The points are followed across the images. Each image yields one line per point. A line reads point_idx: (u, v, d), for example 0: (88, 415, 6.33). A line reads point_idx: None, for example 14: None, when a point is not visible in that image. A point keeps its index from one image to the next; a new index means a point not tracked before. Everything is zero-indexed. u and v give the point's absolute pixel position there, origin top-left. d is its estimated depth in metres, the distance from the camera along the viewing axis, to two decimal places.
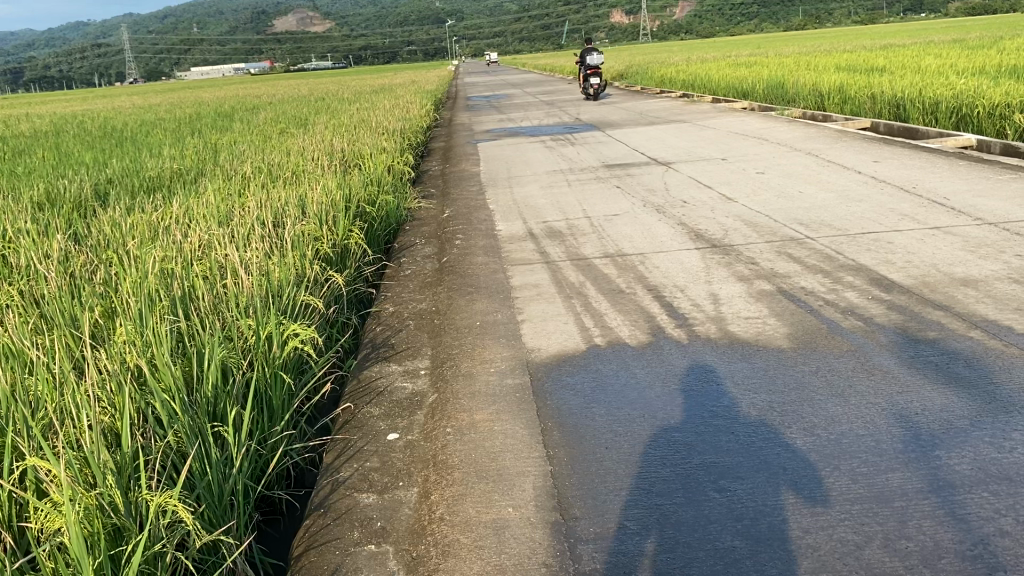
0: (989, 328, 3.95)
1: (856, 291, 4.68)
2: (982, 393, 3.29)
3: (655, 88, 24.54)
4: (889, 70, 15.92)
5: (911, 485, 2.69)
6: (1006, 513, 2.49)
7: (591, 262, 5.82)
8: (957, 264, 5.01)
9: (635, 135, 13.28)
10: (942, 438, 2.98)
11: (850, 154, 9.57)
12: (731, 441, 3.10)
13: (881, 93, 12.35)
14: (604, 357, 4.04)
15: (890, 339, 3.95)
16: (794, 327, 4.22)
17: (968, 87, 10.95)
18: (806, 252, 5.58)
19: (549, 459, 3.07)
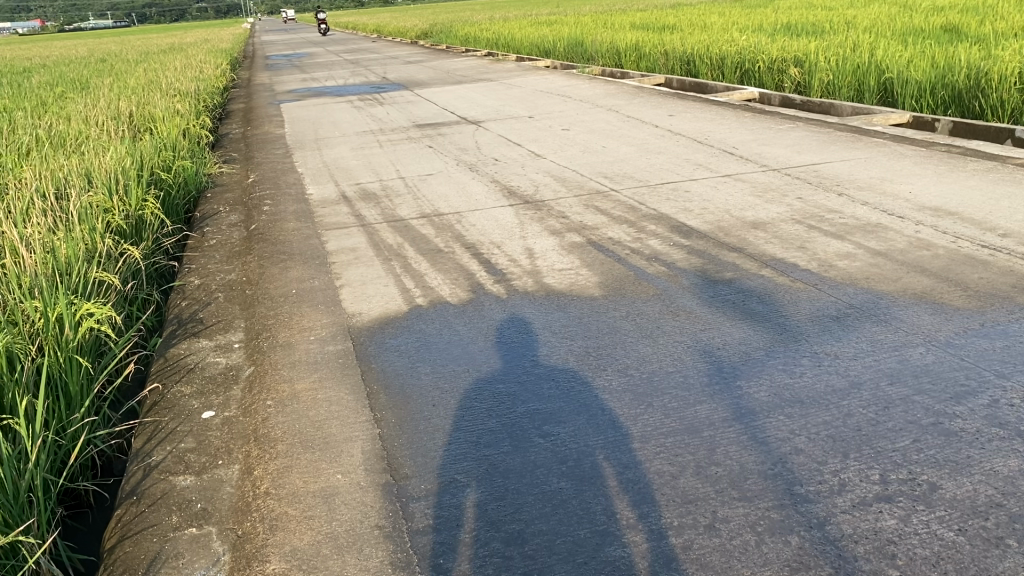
0: (777, 266, 4.27)
1: (660, 239, 4.92)
2: (775, 325, 3.57)
3: (458, 47, 24.47)
4: (677, 28, 16.70)
5: (717, 415, 2.88)
6: (800, 433, 2.73)
7: (407, 223, 5.76)
8: (747, 208, 5.37)
9: (444, 94, 13.21)
10: (742, 369, 3.21)
11: (648, 109, 10.00)
12: (553, 388, 3.19)
13: (673, 51, 12.98)
14: (425, 317, 4.03)
15: (692, 281, 4.19)
16: (605, 276, 4.39)
17: (750, 44, 11.71)
18: (612, 204, 5.79)
19: (376, 423, 3.03)
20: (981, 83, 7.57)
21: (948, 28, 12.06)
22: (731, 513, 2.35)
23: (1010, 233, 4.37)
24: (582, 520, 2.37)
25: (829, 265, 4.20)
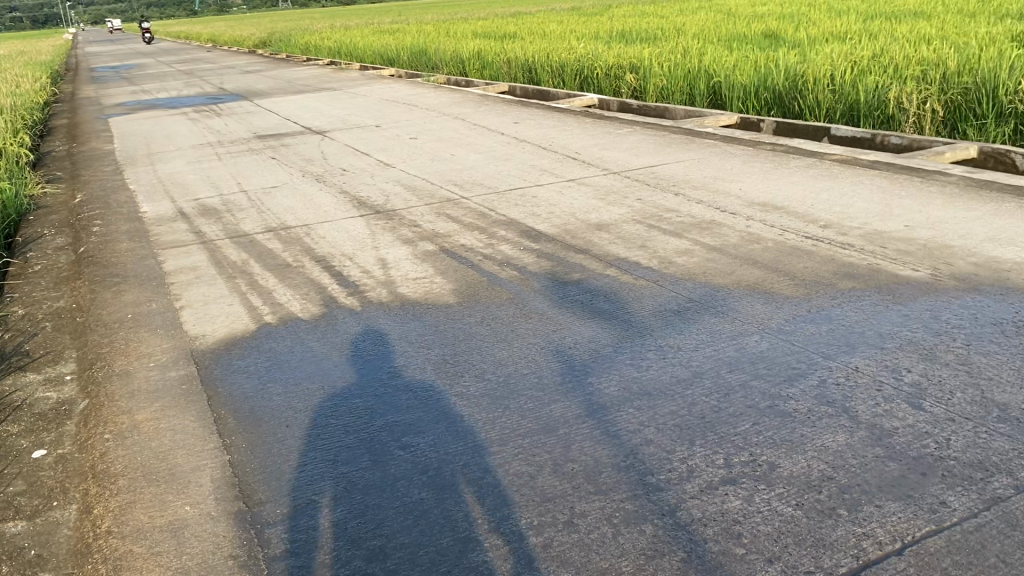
0: (623, 265, 4.42)
1: (510, 243, 4.99)
2: (622, 322, 3.69)
3: (299, 56, 23.93)
4: (518, 36, 17.00)
5: (571, 412, 2.95)
6: (649, 424, 2.83)
7: (252, 238, 5.57)
8: (592, 210, 5.53)
9: (286, 104, 12.89)
10: (593, 366, 3.30)
11: (493, 116, 10.12)
12: (410, 398, 3.17)
13: (516, 59, 13.20)
14: (275, 334, 3.91)
15: (542, 284, 4.27)
16: (457, 283, 4.41)
17: (588, 51, 12.08)
18: (462, 211, 5.82)
19: (226, 448, 2.92)
20: (798, 86, 8.12)
21: (768, 35, 12.87)
22: (588, 508, 2.41)
23: (829, 224, 4.70)
24: (443, 528, 2.36)
25: (669, 262, 4.39)
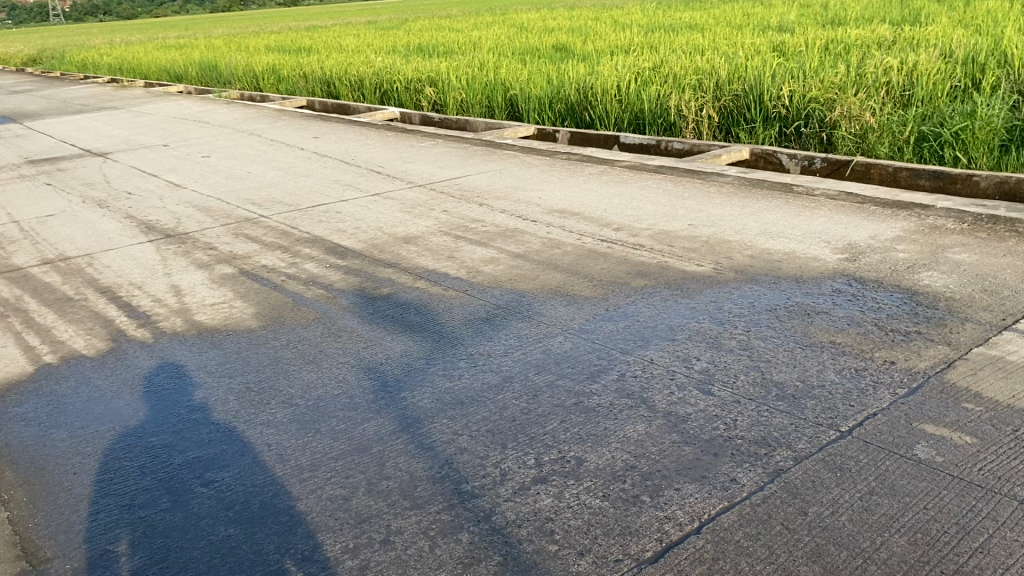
0: (430, 277, 4.44)
1: (314, 261, 4.87)
2: (432, 334, 3.71)
3: (74, 73, 22.25)
4: (312, 50, 16.67)
5: (384, 429, 2.92)
6: (462, 432, 2.85)
7: (27, 271, 5.11)
8: (397, 224, 5.52)
9: (61, 125, 11.94)
10: (404, 380, 3.28)
11: (291, 132, 9.87)
12: (213, 431, 3.02)
13: (312, 74, 12.95)
14: (58, 375, 3.60)
15: (350, 301, 4.21)
16: (261, 305, 4.25)
17: (386, 65, 12.06)
18: (263, 230, 5.63)
19: (4, 505, 2.65)
20: (587, 98, 8.48)
21: (558, 48, 13.38)
22: (404, 524, 2.40)
23: (622, 226, 4.95)
24: (254, 564, 2.27)
25: (476, 271, 4.45)
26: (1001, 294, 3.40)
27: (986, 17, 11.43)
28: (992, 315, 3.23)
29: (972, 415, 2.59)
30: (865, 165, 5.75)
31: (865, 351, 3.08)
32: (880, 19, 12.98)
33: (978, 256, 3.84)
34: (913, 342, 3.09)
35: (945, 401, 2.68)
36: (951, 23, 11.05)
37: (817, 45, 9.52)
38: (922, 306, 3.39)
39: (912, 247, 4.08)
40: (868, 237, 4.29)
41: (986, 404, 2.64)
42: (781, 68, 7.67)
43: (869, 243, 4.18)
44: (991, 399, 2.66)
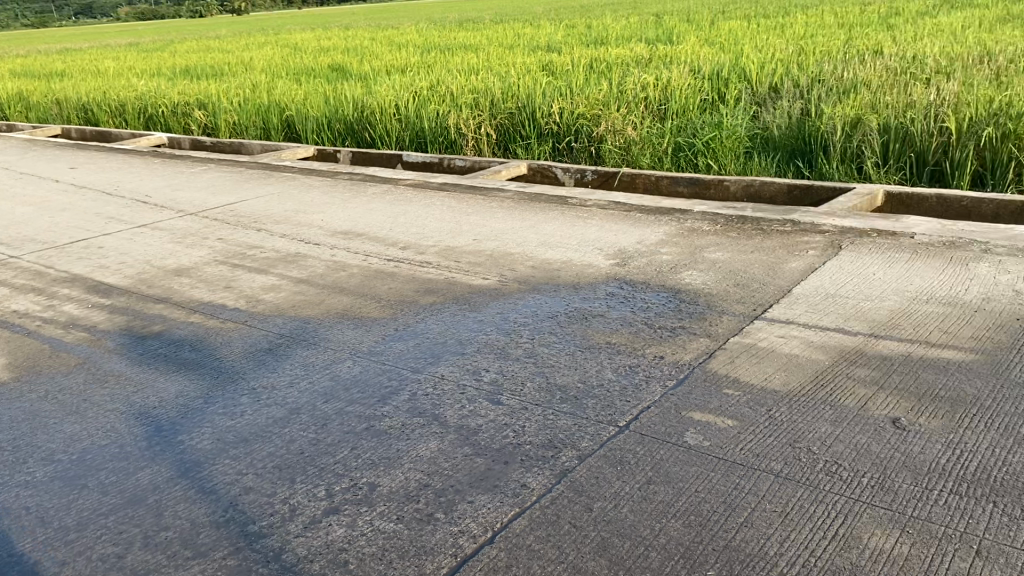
0: (207, 310, 4.21)
1: (74, 302, 4.49)
2: (210, 370, 3.50)
3: None
4: (66, 74, 15.47)
5: (159, 477, 2.70)
6: (246, 471, 2.67)
7: None
8: (169, 256, 5.20)
9: None
10: (181, 424, 3.07)
11: (44, 163, 9.06)
12: None
13: (67, 100, 12.00)
14: None
15: (118, 342, 3.91)
16: (12, 356, 3.84)
17: (150, 89, 11.41)
18: (12, 272, 5.12)
19: None
20: (366, 117, 8.46)
21: (335, 68, 13.20)
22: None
23: (408, 245, 4.91)
24: None
25: (255, 300, 4.27)
26: (751, 287, 3.72)
27: (729, 35, 12.53)
28: (744, 306, 3.51)
29: (732, 399, 2.72)
30: (630, 174, 6.10)
31: (637, 348, 3.23)
32: (639, 39, 13.90)
33: (731, 254, 4.18)
34: (679, 337, 3.29)
35: (708, 389, 2.81)
36: (700, 42, 12.02)
37: (583, 63, 10.02)
38: (685, 302, 3.63)
39: (674, 249, 4.37)
40: (636, 242, 4.57)
41: (744, 388, 2.79)
42: (551, 86, 7.98)
43: (636, 248, 4.46)
44: (748, 384, 2.82)
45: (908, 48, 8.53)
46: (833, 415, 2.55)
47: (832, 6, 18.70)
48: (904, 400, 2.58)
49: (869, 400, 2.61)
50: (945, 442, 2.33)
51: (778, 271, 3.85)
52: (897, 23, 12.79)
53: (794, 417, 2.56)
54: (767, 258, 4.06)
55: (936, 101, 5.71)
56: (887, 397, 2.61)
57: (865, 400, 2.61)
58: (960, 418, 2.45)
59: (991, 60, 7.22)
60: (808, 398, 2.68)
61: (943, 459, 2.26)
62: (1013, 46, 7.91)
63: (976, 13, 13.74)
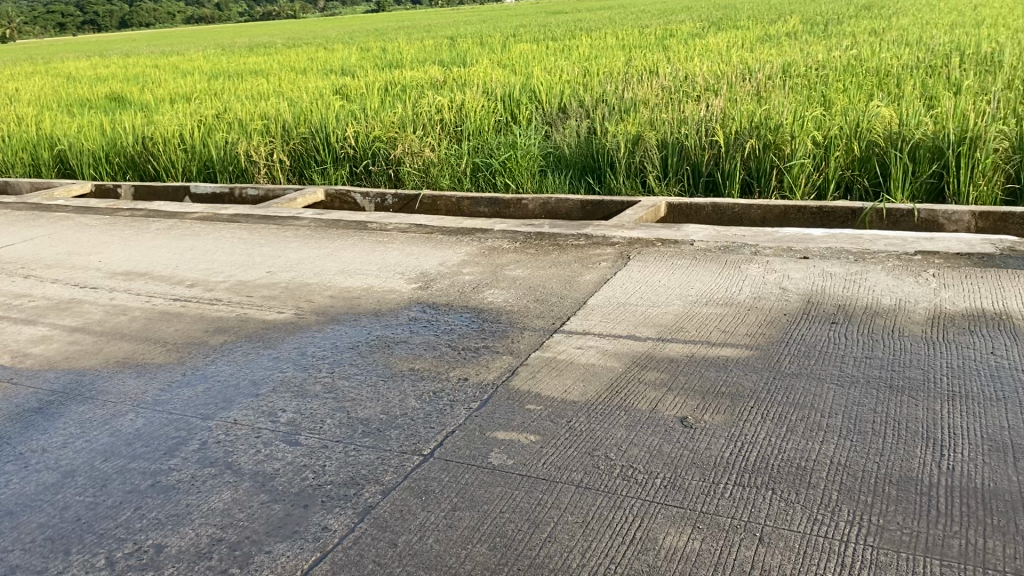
0: None
1: None
2: None
3: None
4: None
5: None
6: (11, 547, 2.22)
7: None
8: None
9: None
10: None
11: None
12: None
13: None
14: None
15: None
16: None
17: None
18: None
19: None
20: (149, 148, 7.99)
21: (111, 98, 12.30)
22: None
23: (196, 282, 4.47)
24: None
25: (22, 354, 3.73)
26: (551, 301, 3.63)
27: (519, 58, 12.92)
28: (545, 321, 3.39)
29: (533, 415, 2.58)
30: (431, 197, 6.08)
31: (440, 373, 2.94)
32: (432, 62, 13.99)
33: (530, 270, 4.11)
34: (483, 357, 3.04)
35: (511, 408, 2.64)
36: (490, 65, 12.27)
37: (378, 86, 9.94)
38: (488, 322, 3.40)
39: (476, 269, 4.18)
40: (437, 263, 4.30)
41: (545, 402, 2.66)
42: (344, 111, 7.86)
43: (438, 270, 4.17)
44: (549, 398, 2.68)
45: (680, 68, 9.13)
46: (627, 420, 2.52)
47: (610, 30, 19.81)
48: (689, 399, 2.64)
49: (658, 402, 2.63)
50: (728, 436, 2.39)
51: (575, 284, 3.85)
52: (669, 45, 13.71)
53: (592, 426, 2.50)
54: (564, 271, 4.07)
55: (707, 115, 6.11)
56: (674, 398, 2.64)
57: (655, 403, 2.62)
58: (740, 411, 2.53)
59: (752, 77, 7.85)
60: (605, 405, 2.63)
61: (726, 453, 2.31)
62: (768, 65, 8.66)
63: (738, 33, 14.97)
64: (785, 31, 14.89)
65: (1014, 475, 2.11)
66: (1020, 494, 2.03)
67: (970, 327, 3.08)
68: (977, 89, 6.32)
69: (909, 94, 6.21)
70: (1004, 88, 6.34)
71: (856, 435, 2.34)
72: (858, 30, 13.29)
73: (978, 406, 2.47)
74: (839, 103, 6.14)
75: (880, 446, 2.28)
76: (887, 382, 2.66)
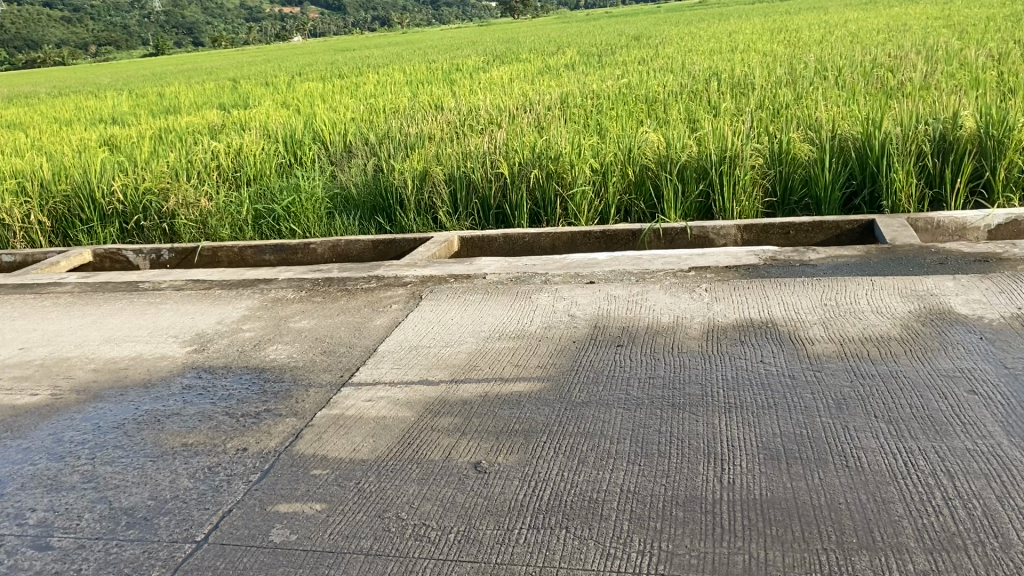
0: None
1: None
2: None
3: None
4: None
5: None
6: None
7: None
8: None
9: None
10: None
11: None
12: None
13: None
14: None
15: None
16: None
17: None
18: None
19: None
20: None
21: None
22: None
23: None
24: None
25: None
26: (338, 352, 3.46)
27: (303, 98, 12.65)
28: (331, 375, 3.22)
29: (320, 480, 2.42)
30: (212, 249, 5.70)
31: (217, 445, 2.71)
32: (211, 106, 13.34)
33: (315, 320, 3.93)
34: (264, 422, 2.83)
35: (295, 474, 2.47)
36: (275, 106, 11.88)
37: (150, 134, 9.34)
38: (270, 382, 3.19)
39: (258, 323, 3.96)
40: (215, 321, 4.03)
41: (332, 465, 2.50)
42: (109, 163, 7.28)
43: (216, 329, 3.91)
44: (336, 460, 2.53)
45: (464, 102, 9.24)
46: (418, 473, 2.40)
47: (397, 66, 19.83)
48: (482, 442, 2.55)
49: (452, 449, 2.53)
50: (521, 477, 2.33)
51: (364, 330, 3.72)
52: (455, 79, 13.88)
53: (382, 485, 2.36)
54: (352, 318, 3.91)
55: (491, 148, 6.14)
56: (468, 443, 2.55)
57: (448, 450, 2.52)
58: (533, 449, 2.48)
59: (533, 109, 8.05)
60: (396, 459, 2.50)
61: (520, 495, 2.24)
62: (547, 96, 8.94)
63: (519, 66, 15.48)
64: (563, 62, 15.57)
65: (788, 481, 2.18)
66: (794, 499, 2.10)
67: (741, 338, 3.22)
68: (732, 111, 6.82)
69: (674, 118, 6.59)
70: (755, 109, 6.88)
71: (643, 459, 2.36)
72: (629, 60, 14.05)
73: (753, 416, 2.56)
74: (612, 130, 6.41)
75: (666, 467, 2.30)
76: (669, 400, 2.72)
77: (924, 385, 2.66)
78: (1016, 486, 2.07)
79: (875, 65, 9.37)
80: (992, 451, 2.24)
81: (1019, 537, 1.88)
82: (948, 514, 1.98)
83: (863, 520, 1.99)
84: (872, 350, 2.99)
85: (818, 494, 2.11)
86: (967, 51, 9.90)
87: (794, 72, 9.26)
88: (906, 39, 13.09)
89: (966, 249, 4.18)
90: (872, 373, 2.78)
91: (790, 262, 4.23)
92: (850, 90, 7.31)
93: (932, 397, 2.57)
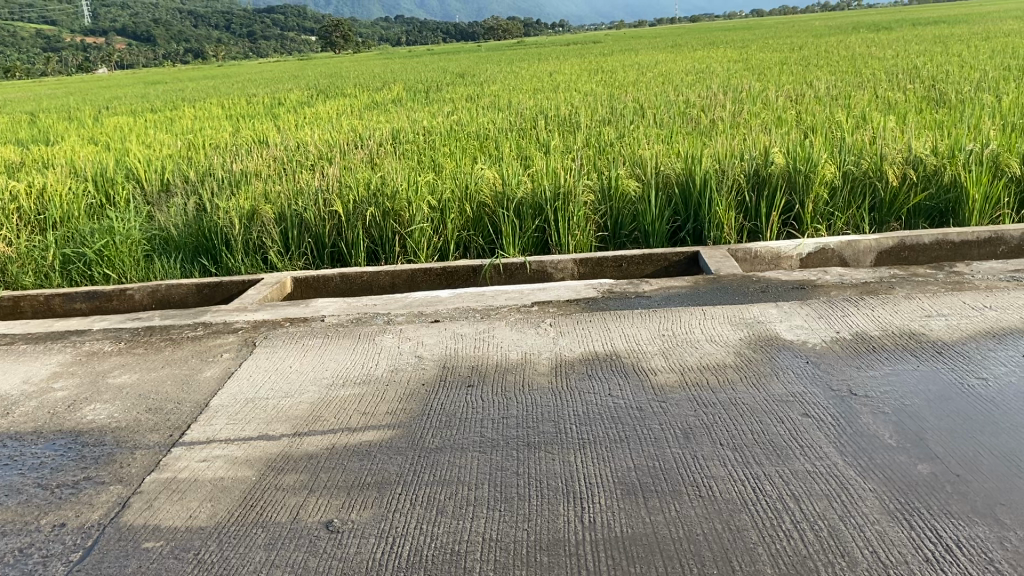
0: None
1: None
2: None
3: None
4: None
5: None
6: None
7: None
8: None
9: None
10: None
11: None
12: None
13: None
14: None
15: None
16: None
17: None
18: None
19: None
20: None
21: None
22: None
23: None
24: None
25: None
26: (165, 409, 3.20)
27: (114, 133, 11.92)
28: (159, 434, 2.97)
29: (153, 554, 2.20)
30: (12, 298, 5.15)
31: (29, 523, 2.41)
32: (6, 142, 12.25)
33: (137, 374, 3.62)
34: (84, 493, 2.55)
35: (124, 549, 2.23)
36: (81, 141, 11.05)
37: None
38: (88, 446, 2.90)
39: (71, 381, 3.60)
40: (19, 381, 3.63)
41: (166, 536, 2.28)
42: None
43: (21, 390, 3.52)
44: (170, 530, 2.31)
45: (291, 138, 8.98)
46: (264, 538, 2.23)
47: (214, 100, 19.01)
48: (334, 499, 2.42)
49: (299, 508, 2.38)
50: (377, 534, 2.22)
51: (192, 383, 3.46)
52: (278, 114, 13.53)
53: (225, 554, 2.18)
54: (179, 370, 3.64)
55: (323, 185, 5.96)
56: (317, 500, 2.41)
57: (295, 511, 2.37)
58: (387, 503, 2.36)
59: (363, 145, 7.94)
60: (238, 524, 2.32)
61: (377, 553, 2.13)
62: (376, 132, 8.85)
63: (345, 101, 15.34)
64: (389, 98, 15.54)
65: (647, 516, 2.20)
66: (654, 534, 2.11)
67: (589, 372, 3.26)
68: (561, 148, 7.00)
69: (507, 155, 6.67)
70: (583, 146, 7.10)
71: (503, 504, 2.31)
72: (455, 97, 14.22)
73: (607, 450, 2.58)
74: (447, 167, 6.40)
75: (526, 511, 2.26)
76: (525, 440, 2.69)
77: (761, 411, 2.78)
78: (855, 505, 2.19)
79: (687, 105, 9.95)
80: (830, 472, 2.36)
81: (863, 555, 1.98)
82: (798, 537, 2.06)
83: (720, 550, 2.03)
84: (711, 378, 3.10)
85: (676, 527, 2.14)
86: (765, 93, 10.72)
87: (614, 111, 9.65)
88: (712, 81, 13.99)
89: (784, 278, 4.46)
90: (713, 402, 2.88)
91: (626, 294, 4.34)
92: (669, 129, 7.70)
93: (771, 422, 2.70)
